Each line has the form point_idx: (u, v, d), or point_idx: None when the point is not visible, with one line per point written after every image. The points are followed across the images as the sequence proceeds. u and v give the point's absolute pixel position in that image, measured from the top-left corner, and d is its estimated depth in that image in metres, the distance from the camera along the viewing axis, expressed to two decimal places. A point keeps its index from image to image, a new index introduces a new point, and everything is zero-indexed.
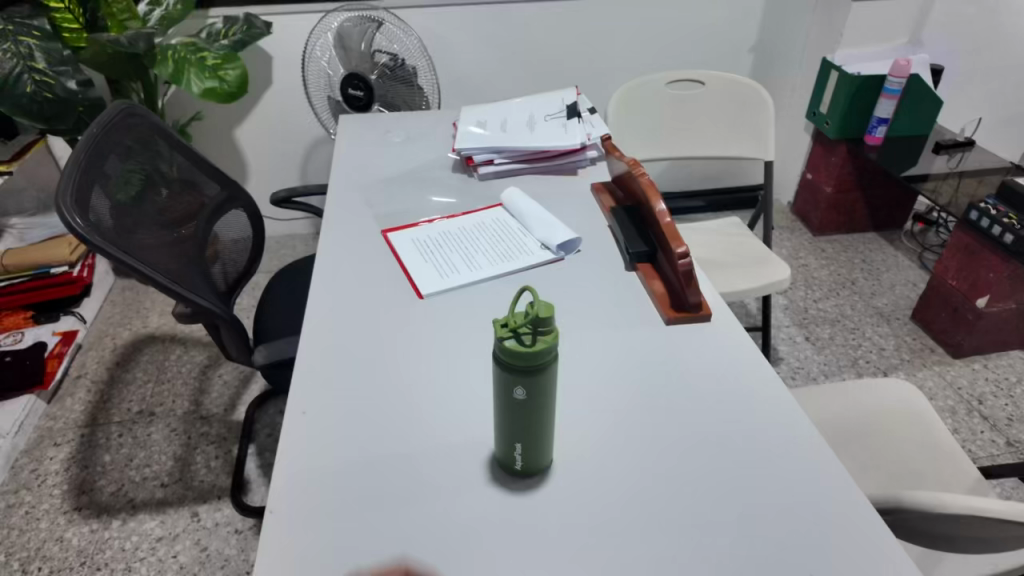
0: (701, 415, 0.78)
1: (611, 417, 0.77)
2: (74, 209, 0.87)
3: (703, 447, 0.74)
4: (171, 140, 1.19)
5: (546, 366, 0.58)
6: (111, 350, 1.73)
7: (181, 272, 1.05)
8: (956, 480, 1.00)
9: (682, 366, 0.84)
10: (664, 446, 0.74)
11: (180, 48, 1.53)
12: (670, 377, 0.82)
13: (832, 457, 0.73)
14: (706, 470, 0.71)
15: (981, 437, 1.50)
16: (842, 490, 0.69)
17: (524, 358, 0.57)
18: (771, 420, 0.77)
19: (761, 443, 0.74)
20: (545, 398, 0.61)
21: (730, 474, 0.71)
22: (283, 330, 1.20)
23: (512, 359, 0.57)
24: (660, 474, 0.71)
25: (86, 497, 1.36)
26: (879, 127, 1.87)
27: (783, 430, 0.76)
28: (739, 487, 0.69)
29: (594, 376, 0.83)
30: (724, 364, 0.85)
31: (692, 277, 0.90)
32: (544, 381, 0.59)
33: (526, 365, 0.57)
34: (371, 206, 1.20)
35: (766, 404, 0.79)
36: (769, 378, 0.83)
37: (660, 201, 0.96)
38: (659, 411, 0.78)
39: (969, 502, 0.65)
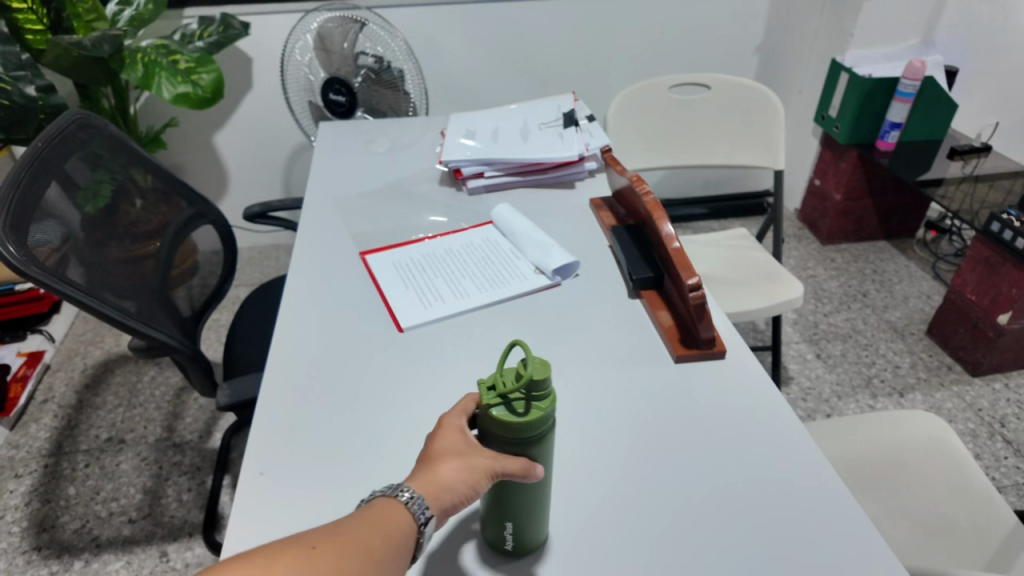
0: (710, 469, 0.67)
1: (610, 474, 0.67)
2: (8, 233, 0.77)
3: (713, 507, 0.63)
4: (132, 150, 1.10)
5: (541, 433, 0.51)
6: (81, 371, 1.63)
7: (138, 298, 0.95)
8: (994, 522, 0.87)
9: (688, 409, 0.74)
10: (665, 508, 0.63)
11: (150, 51, 1.44)
12: (675, 423, 0.72)
13: (864, 527, 0.62)
14: (716, 536, 0.61)
15: (1006, 464, 1.40)
16: (879, 562, 0.59)
17: (515, 429, 0.49)
18: (793, 473, 0.67)
19: (781, 505, 0.63)
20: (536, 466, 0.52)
21: (745, 542, 0.60)
22: (254, 359, 1.10)
23: (500, 430, 0.50)
24: (663, 545, 0.60)
25: (47, 535, 1.26)
26: (891, 132, 1.78)
27: (805, 487, 0.65)
28: (754, 556, 0.59)
29: (587, 423, 0.72)
30: (733, 405, 0.75)
31: (704, 311, 0.80)
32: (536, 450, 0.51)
33: (517, 434, 0.50)
34: (350, 224, 1.10)
35: (784, 457, 0.69)
36: (789, 426, 0.72)
37: (665, 222, 0.86)
38: (663, 462, 0.68)
39: None
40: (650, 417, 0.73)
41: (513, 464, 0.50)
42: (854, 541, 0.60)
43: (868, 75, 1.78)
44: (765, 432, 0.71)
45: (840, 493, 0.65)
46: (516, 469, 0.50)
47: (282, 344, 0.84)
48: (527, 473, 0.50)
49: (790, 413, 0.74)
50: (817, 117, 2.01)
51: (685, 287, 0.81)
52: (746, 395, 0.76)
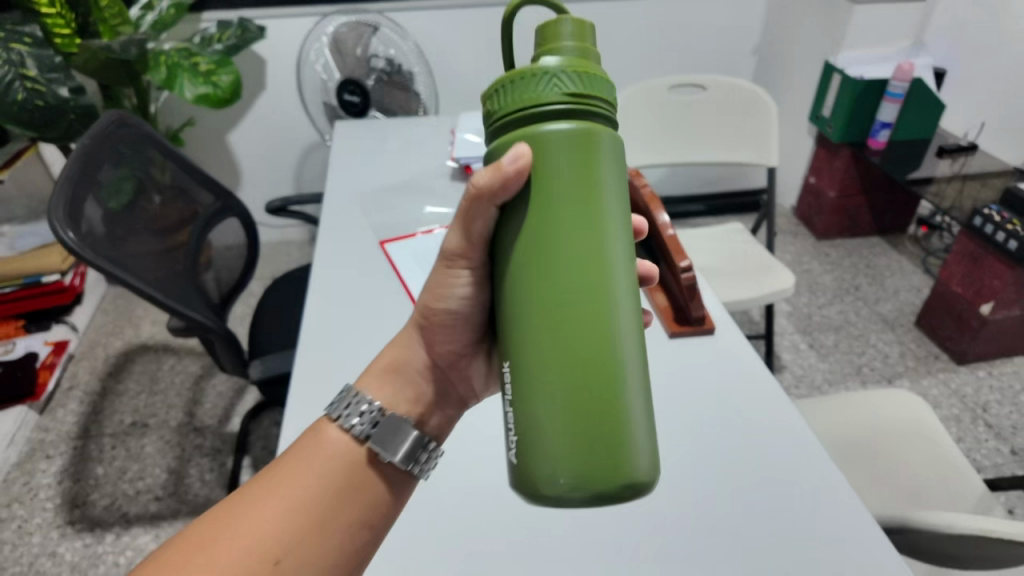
0: (708, 435, 0.76)
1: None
2: (67, 222, 0.85)
3: (710, 467, 0.72)
4: (162, 147, 1.17)
5: (546, 97, 0.40)
6: (104, 360, 1.71)
7: (174, 284, 1.02)
8: (963, 489, 0.95)
9: (689, 385, 0.83)
10: (668, 467, 0.72)
11: (173, 54, 1.51)
12: (678, 398, 0.81)
13: (836, 473, 0.71)
14: (712, 491, 0.70)
15: (986, 445, 1.47)
16: (849, 501, 0.68)
17: (495, 84, 0.43)
18: (774, 429, 0.77)
19: (764, 456, 0.73)
20: (523, 283, 0.42)
21: (738, 497, 0.69)
22: (279, 341, 1.18)
23: (487, 103, 0.44)
24: (662, 492, 0.70)
25: (79, 511, 1.33)
26: (882, 131, 1.84)
27: (794, 450, 0.74)
28: (747, 506, 0.68)
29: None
30: (731, 382, 0.84)
31: (695, 291, 0.91)
32: (536, 153, 0.41)
33: (508, 92, 0.42)
34: (368, 217, 1.18)
35: (769, 417, 0.78)
36: (771, 389, 0.82)
37: (661, 212, 0.98)
38: (667, 430, 0.77)
39: (979, 522, 0.62)
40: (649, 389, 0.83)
41: (470, 201, 0.45)
42: (833, 493, 0.69)
43: (859, 76, 1.83)
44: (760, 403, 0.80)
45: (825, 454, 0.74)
46: (482, 174, 0.42)
47: (313, 328, 0.92)
48: (505, 160, 0.41)
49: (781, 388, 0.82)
50: (811, 116, 2.08)
51: (679, 270, 0.93)
52: (744, 374, 0.85)
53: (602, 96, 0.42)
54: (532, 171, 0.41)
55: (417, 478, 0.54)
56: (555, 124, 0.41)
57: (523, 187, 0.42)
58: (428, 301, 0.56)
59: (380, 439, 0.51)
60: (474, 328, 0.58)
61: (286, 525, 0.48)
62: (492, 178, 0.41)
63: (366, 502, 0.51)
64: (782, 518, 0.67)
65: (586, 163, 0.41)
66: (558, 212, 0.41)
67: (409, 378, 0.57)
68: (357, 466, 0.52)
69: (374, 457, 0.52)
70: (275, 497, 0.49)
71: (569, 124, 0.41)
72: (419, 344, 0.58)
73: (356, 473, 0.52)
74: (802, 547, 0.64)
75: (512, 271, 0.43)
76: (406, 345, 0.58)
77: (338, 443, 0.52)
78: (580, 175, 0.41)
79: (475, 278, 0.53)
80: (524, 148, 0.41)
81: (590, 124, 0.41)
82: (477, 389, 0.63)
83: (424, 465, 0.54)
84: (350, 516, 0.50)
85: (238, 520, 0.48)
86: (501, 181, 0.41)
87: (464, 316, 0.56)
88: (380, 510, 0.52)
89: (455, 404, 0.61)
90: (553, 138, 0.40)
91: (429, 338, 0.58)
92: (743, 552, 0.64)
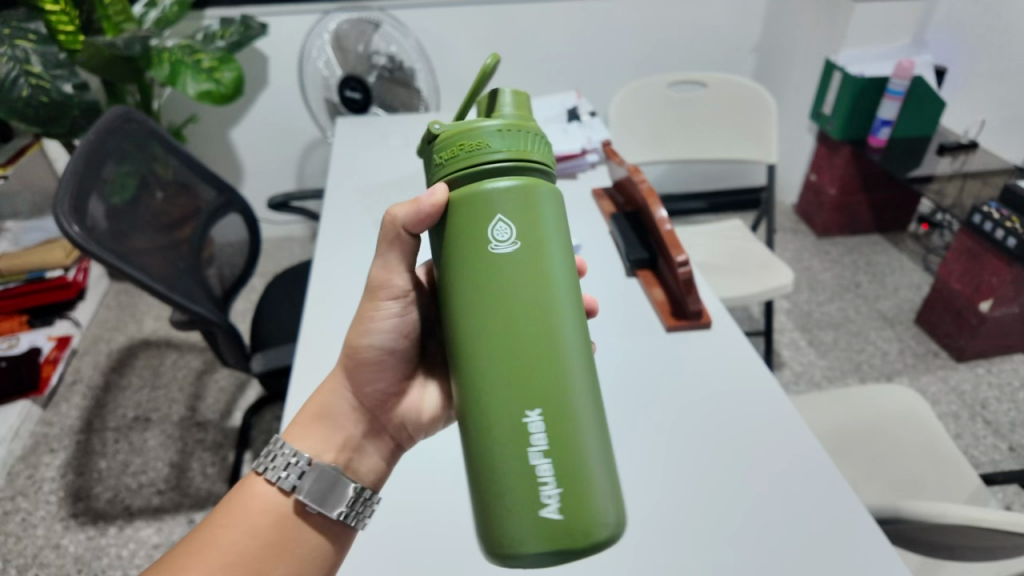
0: (709, 441, 0.77)
1: (626, 441, 0.77)
2: (71, 216, 0.86)
3: (707, 472, 0.73)
4: (166, 142, 1.18)
5: (490, 147, 0.45)
6: (107, 355, 1.72)
7: (177, 278, 1.04)
8: (958, 485, 0.95)
9: (695, 390, 0.84)
10: (668, 471, 0.73)
11: (177, 50, 1.52)
12: (683, 403, 0.82)
13: (824, 460, 0.74)
14: (708, 496, 0.70)
15: (985, 442, 1.42)
16: (836, 485, 0.71)
17: (467, 135, 0.45)
18: (762, 416, 0.80)
19: (752, 444, 0.76)
20: (491, 342, 0.45)
21: (731, 502, 0.70)
22: (280, 335, 1.19)
23: (444, 146, 0.46)
24: (659, 476, 0.73)
25: (82, 503, 1.34)
26: (883, 128, 1.85)
27: (795, 463, 0.74)
28: (738, 512, 0.68)
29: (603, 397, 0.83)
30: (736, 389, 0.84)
31: (692, 285, 0.93)
32: (492, 208, 0.44)
33: (452, 138, 0.46)
34: (370, 212, 1.19)
35: (759, 406, 0.81)
36: (763, 379, 0.85)
37: (660, 207, 1.00)
38: (670, 434, 0.78)
39: (967, 511, 0.64)
40: (645, 377, 0.86)
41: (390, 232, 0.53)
42: (824, 492, 0.71)
43: (859, 74, 1.84)
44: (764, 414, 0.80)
45: (829, 467, 0.73)
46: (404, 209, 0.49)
47: (313, 323, 0.94)
48: (423, 197, 0.47)
49: (788, 401, 0.82)
50: (812, 113, 2.09)
51: (676, 264, 0.94)
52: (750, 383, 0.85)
53: (538, 155, 0.46)
54: (478, 214, 0.45)
55: (354, 529, 0.57)
56: (502, 180, 0.45)
57: (443, 217, 0.47)
58: (352, 341, 0.59)
59: (309, 486, 0.54)
60: (398, 366, 0.62)
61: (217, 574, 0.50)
62: (411, 212, 0.48)
63: (298, 552, 0.54)
64: (773, 528, 0.67)
65: (542, 216, 0.45)
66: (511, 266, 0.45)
67: (337, 419, 0.60)
68: (287, 519, 0.55)
69: (303, 509, 0.55)
70: (210, 550, 0.51)
71: (510, 181, 0.45)
72: (346, 387, 0.60)
73: (287, 526, 0.55)
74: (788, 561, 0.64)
75: (506, 316, 0.44)
76: (333, 386, 0.60)
77: (268, 497, 0.55)
78: (529, 231, 0.45)
79: (396, 312, 0.58)
80: (444, 189, 0.46)
81: (530, 180, 0.45)
82: (411, 432, 0.65)
83: (361, 515, 0.57)
84: (282, 566, 0.53)
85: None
86: (433, 206, 0.47)
87: (387, 352, 0.60)
88: (315, 560, 0.55)
89: (386, 447, 0.63)
90: (500, 195, 0.44)
91: (356, 381, 0.60)
92: (732, 554, 0.65)
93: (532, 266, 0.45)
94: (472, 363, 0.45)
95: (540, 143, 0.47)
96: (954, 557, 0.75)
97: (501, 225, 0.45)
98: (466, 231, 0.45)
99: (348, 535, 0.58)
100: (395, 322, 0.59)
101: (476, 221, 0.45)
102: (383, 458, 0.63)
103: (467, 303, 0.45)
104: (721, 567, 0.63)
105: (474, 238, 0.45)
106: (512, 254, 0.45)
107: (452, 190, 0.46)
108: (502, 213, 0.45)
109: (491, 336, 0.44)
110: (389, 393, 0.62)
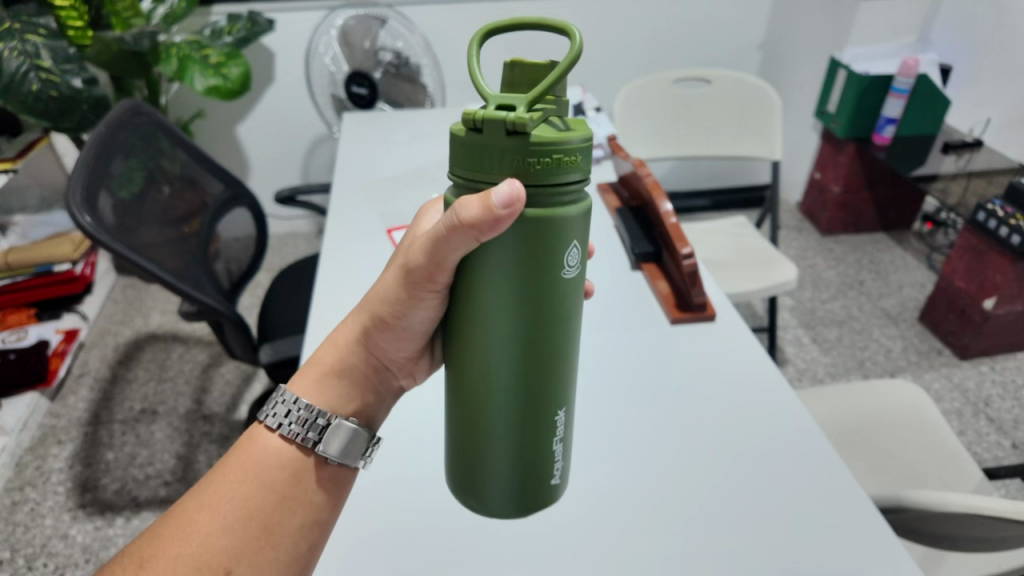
0: (719, 440, 0.76)
1: (635, 443, 0.76)
2: (84, 208, 0.88)
3: (714, 467, 0.73)
4: (172, 135, 1.18)
5: (585, 163, 0.40)
6: (115, 349, 1.74)
7: (185, 271, 1.04)
8: (959, 480, 0.96)
9: (709, 389, 0.83)
10: (672, 475, 0.72)
11: (184, 46, 1.53)
12: (695, 401, 0.81)
13: (829, 452, 0.75)
14: (717, 490, 0.70)
15: (987, 439, 1.44)
16: (842, 476, 0.72)
17: (569, 147, 0.39)
18: (764, 405, 0.81)
19: (762, 437, 0.77)
20: (537, 357, 0.46)
21: (738, 496, 0.70)
22: (287, 327, 1.20)
23: (544, 153, 0.38)
24: (669, 469, 0.73)
25: (90, 495, 1.36)
26: (885, 126, 1.80)
27: (798, 459, 0.74)
28: (744, 506, 0.69)
29: (612, 388, 0.84)
30: (745, 388, 0.83)
31: (697, 278, 0.94)
32: (566, 237, 0.42)
33: (563, 143, 0.38)
34: (376, 206, 1.20)
35: (766, 397, 0.82)
36: (765, 370, 0.86)
37: (665, 201, 1.01)
38: (676, 426, 0.78)
39: (968, 499, 0.64)
40: (647, 369, 0.87)
41: (445, 226, 0.42)
42: (828, 482, 0.71)
43: (864, 72, 1.83)
44: (779, 421, 0.79)
45: (845, 476, 0.72)
46: (471, 203, 0.39)
47: (321, 315, 0.94)
48: (497, 196, 0.38)
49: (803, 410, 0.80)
50: (816, 112, 2.09)
51: (681, 257, 0.95)
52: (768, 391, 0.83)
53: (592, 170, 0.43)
54: (561, 241, 0.42)
55: (359, 467, 0.58)
56: (546, 204, 0.40)
57: (510, 226, 0.40)
58: (380, 312, 0.55)
59: (328, 441, 0.54)
60: (421, 339, 0.59)
61: (230, 531, 0.49)
62: (480, 216, 0.39)
63: (311, 500, 0.54)
64: (780, 522, 0.67)
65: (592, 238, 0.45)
66: (567, 291, 0.44)
67: (353, 375, 0.58)
68: (302, 467, 0.54)
69: (318, 460, 0.55)
70: (218, 510, 0.50)
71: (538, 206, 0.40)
72: (366, 347, 0.58)
73: (302, 474, 0.54)
74: (787, 568, 0.63)
75: (556, 334, 0.46)
76: (353, 341, 0.58)
77: (279, 448, 0.53)
78: (584, 256, 0.45)
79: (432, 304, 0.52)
80: (521, 183, 0.39)
81: (576, 205, 0.41)
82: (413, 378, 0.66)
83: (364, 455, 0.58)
84: (300, 515, 0.52)
85: (179, 536, 0.48)
86: (511, 212, 0.39)
87: (418, 331, 0.57)
88: (320, 508, 0.54)
89: (390, 395, 0.64)
90: (572, 222, 0.41)
91: (377, 344, 0.58)
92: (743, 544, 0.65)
93: (577, 289, 0.46)
94: (523, 372, 0.46)
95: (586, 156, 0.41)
96: (955, 547, 0.76)
97: (573, 253, 0.43)
98: (525, 258, 0.41)
99: (350, 477, 0.58)
100: (437, 308, 0.53)
101: (555, 252, 0.42)
102: (383, 404, 0.63)
103: (528, 323, 0.44)
104: (728, 562, 0.63)
105: (542, 267, 0.42)
106: (574, 280, 0.44)
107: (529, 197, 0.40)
108: (576, 240, 0.43)
109: (534, 353, 0.46)
110: (402, 354, 0.60)
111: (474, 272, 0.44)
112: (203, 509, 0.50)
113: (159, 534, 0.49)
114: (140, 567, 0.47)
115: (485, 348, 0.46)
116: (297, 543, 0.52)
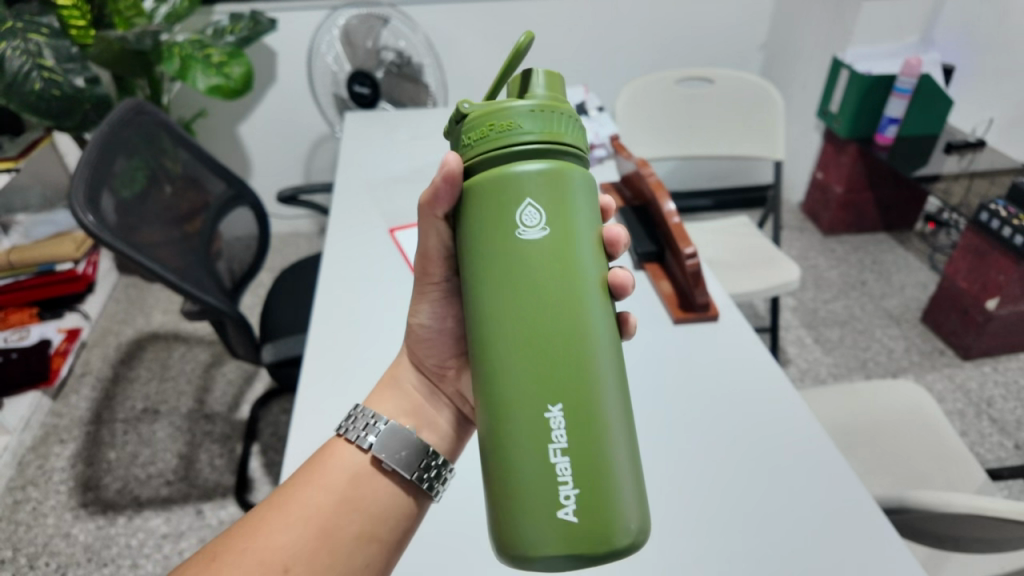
0: (726, 439, 0.76)
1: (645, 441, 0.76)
2: (86, 207, 0.88)
3: (721, 466, 0.73)
4: (174, 134, 1.18)
5: (519, 123, 0.44)
6: (116, 348, 1.73)
7: (188, 270, 1.04)
8: (963, 481, 0.96)
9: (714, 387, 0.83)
10: (681, 472, 0.72)
11: (186, 45, 1.53)
12: (701, 400, 0.81)
13: (833, 451, 0.75)
14: (722, 488, 0.71)
15: (990, 439, 1.44)
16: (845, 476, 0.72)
17: (496, 115, 0.45)
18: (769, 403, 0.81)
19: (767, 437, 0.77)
20: (524, 326, 0.45)
21: (745, 494, 0.70)
22: (290, 327, 1.20)
23: (472, 128, 0.46)
24: (679, 468, 0.73)
25: (92, 494, 1.36)
26: (890, 126, 1.81)
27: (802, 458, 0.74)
28: (749, 504, 0.69)
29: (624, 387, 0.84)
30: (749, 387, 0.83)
31: (700, 277, 0.94)
32: (516, 194, 0.44)
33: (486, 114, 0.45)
34: (378, 206, 1.20)
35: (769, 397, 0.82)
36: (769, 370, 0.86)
37: (666, 200, 1.00)
38: (684, 424, 0.78)
39: (972, 499, 0.64)
40: (658, 367, 0.87)
41: (422, 217, 0.53)
42: (831, 481, 0.71)
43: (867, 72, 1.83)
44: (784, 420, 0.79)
45: (847, 476, 0.72)
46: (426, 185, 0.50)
47: (323, 315, 0.94)
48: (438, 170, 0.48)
49: (809, 410, 0.80)
50: (818, 111, 2.08)
51: (684, 256, 0.95)
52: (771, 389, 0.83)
53: (565, 136, 0.45)
54: (514, 197, 0.45)
55: (431, 495, 0.57)
56: (530, 163, 0.45)
57: (461, 191, 0.48)
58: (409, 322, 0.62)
59: (386, 443, 0.55)
60: (454, 342, 0.63)
61: (293, 529, 0.50)
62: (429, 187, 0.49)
63: (375, 509, 0.54)
64: (785, 521, 0.67)
65: (566, 202, 0.45)
66: (540, 253, 0.45)
67: (401, 385, 0.62)
68: (367, 476, 0.55)
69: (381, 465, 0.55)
70: (284, 509, 0.51)
71: (542, 163, 0.45)
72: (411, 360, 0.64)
73: (366, 481, 0.55)
74: (785, 565, 0.63)
75: (543, 302, 0.44)
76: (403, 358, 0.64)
77: (348, 457, 0.55)
78: (557, 220, 0.45)
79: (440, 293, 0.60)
80: (457, 157, 0.47)
81: (559, 163, 0.45)
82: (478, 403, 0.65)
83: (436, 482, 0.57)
84: (358, 523, 0.52)
85: (248, 533, 0.50)
86: (446, 178, 0.48)
87: (442, 330, 0.62)
88: (385, 522, 0.54)
89: (455, 419, 0.64)
90: (525, 179, 0.44)
91: (417, 354, 0.63)
92: (749, 543, 0.65)
93: (558, 254, 0.45)
94: (515, 346, 0.45)
95: (536, 117, 0.45)
96: (957, 548, 0.76)
97: (531, 210, 0.45)
98: (490, 215, 0.45)
99: (424, 503, 0.57)
100: (441, 297, 0.60)
101: (510, 207, 0.45)
102: (450, 425, 0.63)
103: (505, 286, 0.45)
104: (733, 561, 0.64)
105: (502, 224, 0.45)
106: (541, 238, 0.45)
107: (468, 168, 0.47)
108: (533, 198, 0.45)
109: (520, 323, 0.45)
110: (447, 365, 0.63)
111: (461, 249, 0.48)
112: (272, 509, 0.52)
113: (234, 531, 0.51)
114: (207, 560, 0.49)
115: (479, 323, 0.46)
116: (356, 553, 0.51)
